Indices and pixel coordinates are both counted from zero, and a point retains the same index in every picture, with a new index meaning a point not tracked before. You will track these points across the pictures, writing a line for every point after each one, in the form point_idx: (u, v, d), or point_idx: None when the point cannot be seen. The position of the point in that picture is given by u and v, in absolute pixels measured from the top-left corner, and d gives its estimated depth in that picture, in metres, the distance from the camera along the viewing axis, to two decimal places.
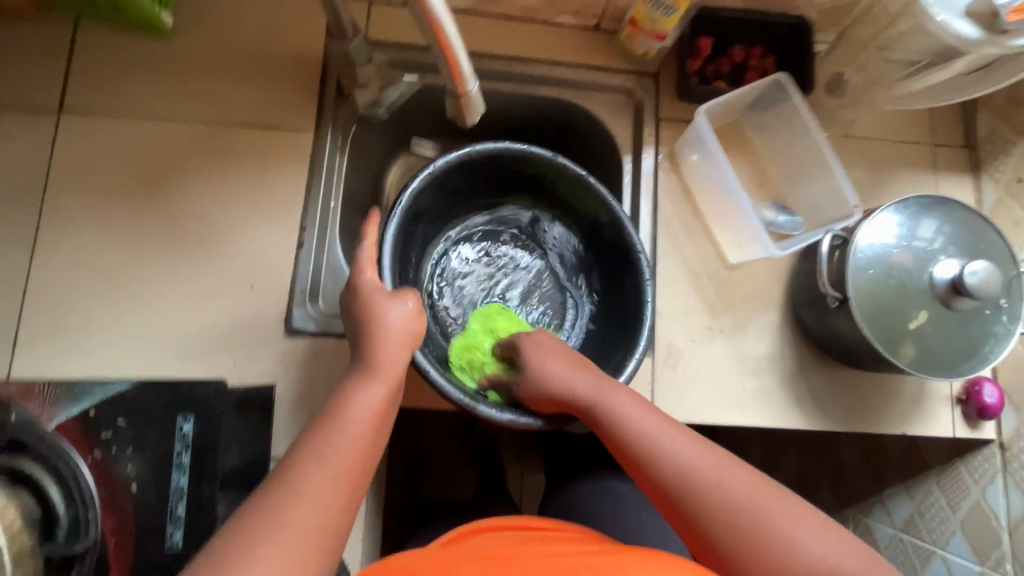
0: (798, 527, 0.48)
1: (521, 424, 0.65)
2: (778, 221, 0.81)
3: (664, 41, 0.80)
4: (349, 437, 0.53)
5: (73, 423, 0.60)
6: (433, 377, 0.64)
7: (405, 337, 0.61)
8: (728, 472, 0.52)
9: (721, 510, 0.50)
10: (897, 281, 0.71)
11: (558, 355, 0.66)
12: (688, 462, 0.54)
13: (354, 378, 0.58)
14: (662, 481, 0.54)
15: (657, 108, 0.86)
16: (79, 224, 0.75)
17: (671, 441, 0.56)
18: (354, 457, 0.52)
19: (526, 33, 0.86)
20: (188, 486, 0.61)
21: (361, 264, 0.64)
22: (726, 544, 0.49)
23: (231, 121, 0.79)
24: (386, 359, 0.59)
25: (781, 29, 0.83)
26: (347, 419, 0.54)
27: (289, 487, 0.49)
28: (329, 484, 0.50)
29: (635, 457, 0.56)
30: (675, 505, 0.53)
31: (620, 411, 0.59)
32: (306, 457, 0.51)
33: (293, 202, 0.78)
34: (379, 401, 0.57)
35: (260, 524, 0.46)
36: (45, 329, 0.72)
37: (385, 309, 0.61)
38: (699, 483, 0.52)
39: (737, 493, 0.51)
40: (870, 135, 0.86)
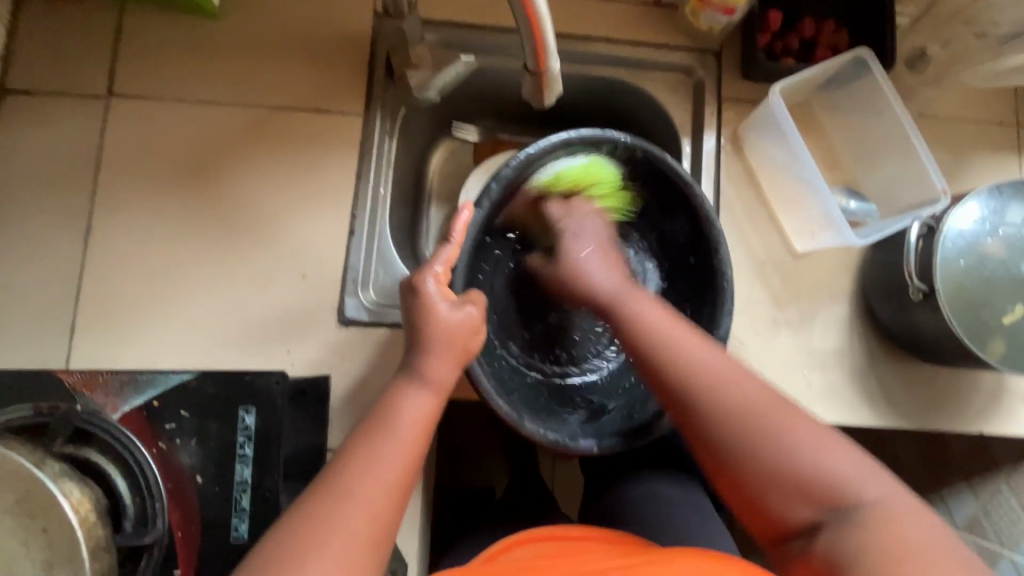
0: (823, 448, 0.49)
1: (562, 445, 0.63)
2: (851, 208, 0.76)
3: (733, 14, 0.75)
4: (400, 443, 0.52)
5: (136, 413, 0.60)
6: (481, 387, 0.62)
7: (459, 336, 0.59)
8: (747, 373, 0.54)
9: (741, 415, 0.51)
10: (987, 272, 0.66)
11: (603, 249, 0.68)
12: (717, 367, 0.54)
13: (403, 383, 0.57)
14: (676, 374, 0.55)
15: (720, 88, 0.81)
16: (131, 211, 0.73)
17: (695, 349, 0.56)
18: (404, 465, 0.51)
19: (580, 9, 0.82)
20: (252, 478, 0.60)
21: (431, 263, 0.61)
22: (733, 437, 0.51)
23: (280, 104, 0.77)
24: (438, 365, 0.57)
25: (858, 1, 0.78)
26: (398, 426, 0.53)
27: (338, 494, 0.48)
28: (381, 492, 0.49)
29: (658, 363, 0.56)
30: (683, 402, 0.54)
31: (633, 311, 0.60)
32: (354, 464, 0.50)
33: (344, 189, 0.76)
34: (427, 408, 0.55)
35: (309, 531, 0.45)
36: (99, 317, 0.71)
37: (443, 314, 0.59)
38: (717, 386, 0.53)
39: (761, 397, 0.52)
40: (951, 114, 0.80)
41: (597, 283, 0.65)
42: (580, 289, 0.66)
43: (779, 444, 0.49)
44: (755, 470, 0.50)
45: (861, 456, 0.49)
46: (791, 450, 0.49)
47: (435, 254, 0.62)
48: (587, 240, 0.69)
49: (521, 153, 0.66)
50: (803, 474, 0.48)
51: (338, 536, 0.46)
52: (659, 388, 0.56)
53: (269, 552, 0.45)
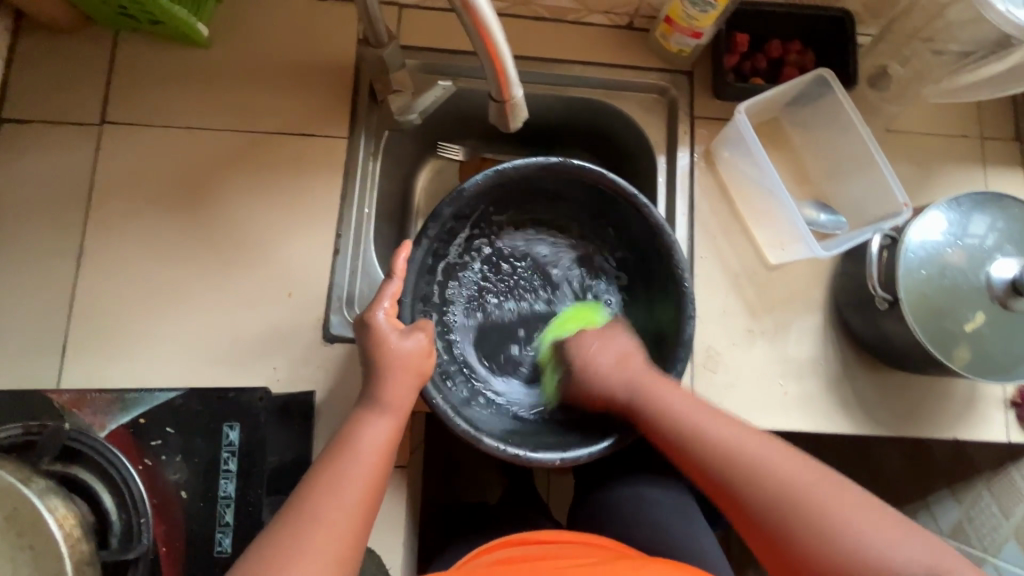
0: (862, 521, 0.50)
1: (523, 459, 0.64)
2: (820, 220, 0.79)
3: (700, 38, 0.78)
4: (360, 472, 0.53)
5: (123, 430, 0.61)
6: (440, 410, 0.64)
7: (412, 365, 0.61)
8: (778, 450, 0.56)
9: (774, 494, 0.53)
10: (950, 280, 0.68)
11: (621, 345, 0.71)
12: (745, 445, 0.57)
13: (364, 411, 0.58)
14: (707, 463, 0.58)
15: (692, 106, 0.84)
16: (122, 234, 0.76)
17: (727, 431, 0.59)
18: (365, 490, 0.53)
19: (556, 34, 0.85)
20: (235, 492, 0.62)
21: (381, 296, 0.63)
22: (776, 520, 0.52)
23: (267, 129, 0.80)
24: (394, 393, 0.59)
25: (819, 22, 0.81)
26: (358, 454, 0.55)
27: (301, 523, 0.49)
28: (342, 518, 0.50)
29: (689, 455, 0.59)
30: (724, 484, 0.56)
31: (659, 404, 0.63)
32: (316, 493, 0.51)
33: (328, 209, 0.79)
34: (387, 434, 0.57)
35: (273, 561, 0.47)
36: (89, 338, 0.73)
37: (395, 344, 0.60)
38: (749, 466, 0.55)
39: (793, 478, 0.53)
40: (915, 129, 0.83)
41: (610, 378, 0.68)
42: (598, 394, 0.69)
43: (810, 522, 0.51)
44: (814, 560, 0.50)
45: (899, 523, 0.50)
46: (819, 527, 0.50)
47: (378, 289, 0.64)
48: (612, 344, 0.71)
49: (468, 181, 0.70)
50: (854, 554, 0.49)
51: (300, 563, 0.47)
52: (699, 477, 0.58)
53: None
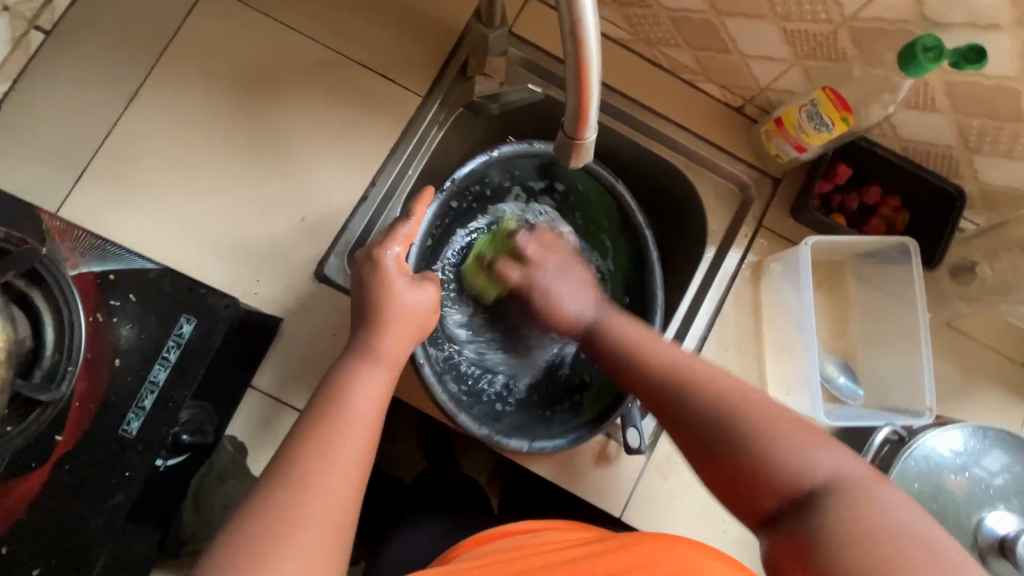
0: (780, 421, 0.48)
1: (494, 441, 0.67)
2: (837, 381, 0.75)
3: (803, 153, 0.73)
4: (355, 428, 0.51)
5: (90, 278, 0.59)
6: (423, 373, 0.66)
7: (410, 324, 0.60)
8: (670, 348, 0.56)
9: (688, 382, 0.52)
10: (939, 506, 0.63)
11: (578, 276, 0.69)
12: (644, 339, 0.58)
13: (354, 363, 0.56)
14: (638, 368, 0.56)
15: (763, 214, 0.80)
16: (178, 94, 0.76)
17: (622, 325, 0.61)
18: (360, 449, 0.51)
19: (664, 87, 0.81)
20: (164, 382, 0.61)
21: (394, 237, 0.62)
22: (672, 393, 0.52)
23: (352, 57, 0.78)
24: (390, 345, 0.58)
25: (930, 190, 0.74)
26: (349, 409, 0.52)
27: (295, 485, 0.47)
28: (340, 476, 0.49)
29: (630, 365, 0.57)
30: (661, 395, 0.53)
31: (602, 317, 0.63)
32: (308, 448, 0.49)
33: (375, 157, 0.78)
34: (380, 389, 0.55)
35: (268, 522, 0.45)
36: (107, 177, 0.73)
37: (401, 293, 0.60)
38: (652, 357, 0.56)
39: (713, 377, 0.51)
40: (979, 337, 0.77)
41: (572, 310, 0.65)
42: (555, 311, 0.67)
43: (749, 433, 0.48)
44: (738, 451, 0.48)
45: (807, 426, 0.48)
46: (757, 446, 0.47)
47: (383, 240, 0.62)
48: (565, 275, 0.69)
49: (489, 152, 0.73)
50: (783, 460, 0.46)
51: (305, 527, 0.46)
52: (632, 383, 0.56)
53: (233, 548, 0.44)
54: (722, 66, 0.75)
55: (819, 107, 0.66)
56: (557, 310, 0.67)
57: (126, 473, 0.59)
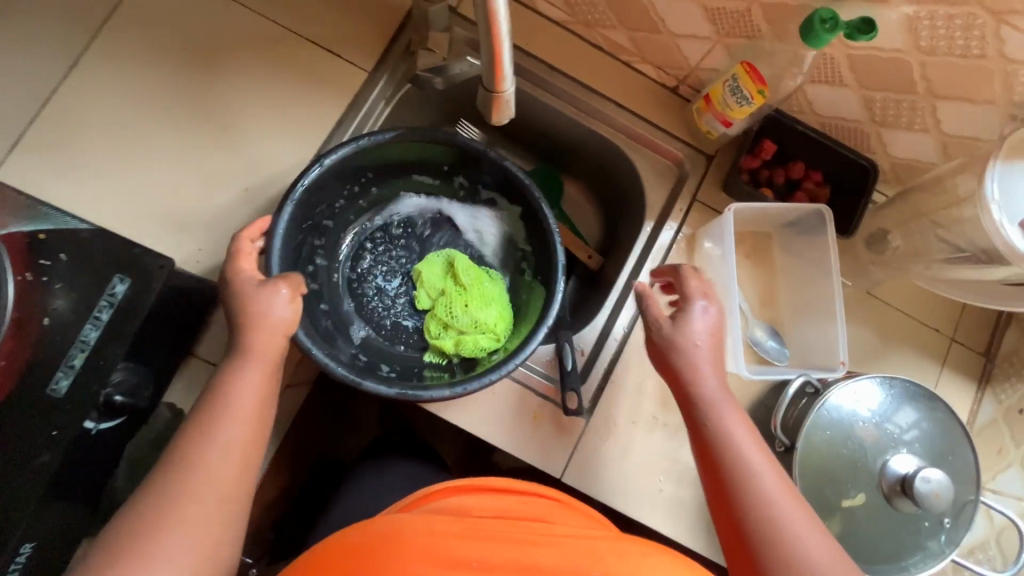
0: (814, 545, 0.50)
1: (411, 396, 0.66)
2: (765, 345, 0.79)
3: (729, 127, 0.78)
4: (236, 416, 0.55)
5: (20, 237, 0.59)
6: (315, 355, 0.66)
7: (279, 332, 0.61)
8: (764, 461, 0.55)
9: (763, 500, 0.52)
10: (848, 451, 0.67)
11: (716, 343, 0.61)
12: (745, 438, 0.56)
13: (229, 363, 0.58)
14: (725, 466, 0.55)
15: (697, 188, 0.85)
16: (119, 63, 0.75)
17: (731, 416, 0.58)
18: (243, 431, 0.55)
19: (603, 67, 0.85)
20: (95, 341, 0.60)
21: (238, 260, 0.63)
22: (749, 506, 0.52)
23: (298, 32, 0.80)
24: (259, 342, 0.59)
25: (845, 164, 0.78)
26: (230, 404, 0.56)
27: (182, 469, 0.52)
28: (223, 455, 0.53)
29: (723, 452, 0.56)
30: (729, 494, 0.54)
31: (714, 411, 0.58)
32: (194, 436, 0.53)
33: (320, 129, 0.79)
34: (258, 380, 0.58)
35: (155, 504, 0.49)
36: (41, 144, 0.72)
37: (267, 311, 0.60)
38: (746, 461, 0.55)
39: (777, 494, 0.53)
40: (894, 304, 0.82)
41: (703, 379, 0.60)
42: (673, 360, 0.61)
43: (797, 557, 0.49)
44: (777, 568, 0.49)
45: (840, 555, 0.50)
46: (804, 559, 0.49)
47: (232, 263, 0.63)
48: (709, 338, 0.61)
49: (350, 143, 0.72)
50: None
51: (193, 504, 0.50)
52: (715, 477, 0.55)
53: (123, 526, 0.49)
54: (654, 46, 0.79)
55: (738, 81, 0.71)
56: (692, 370, 0.60)
57: (53, 432, 0.58)
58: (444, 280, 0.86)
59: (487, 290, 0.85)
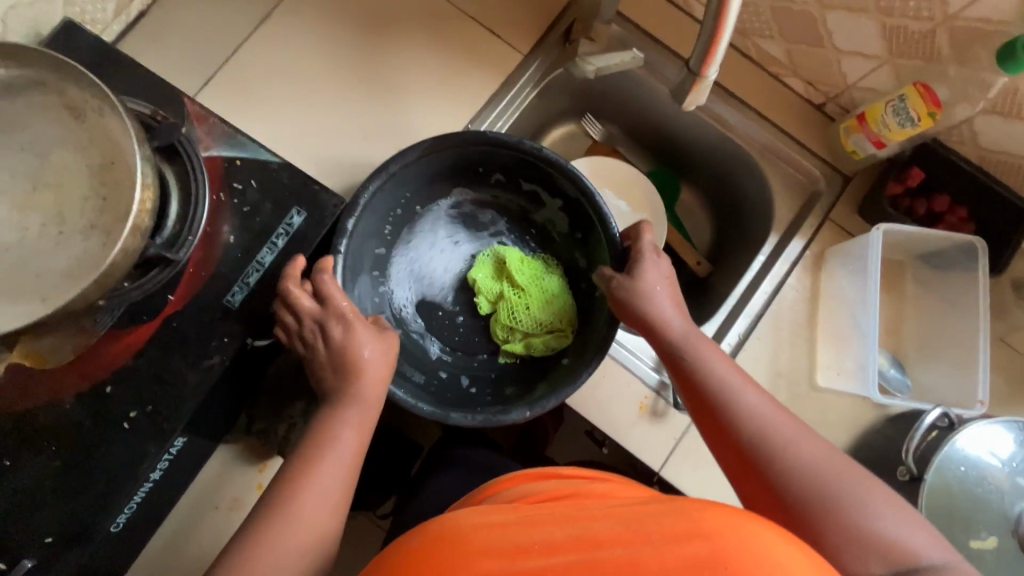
0: (827, 464, 0.51)
1: (495, 419, 0.65)
2: (888, 374, 0.78)
3: (881, 149, 0.77)
4: (335, 466, 0.56)
5: (220, 161, 0.66)
6: (400, 399, 0.65)
7: (378, 377, 0.61)
8: (757, 395, 0.57)
9: (763, 436, 0.54)
10: (980, 492, 0.65)
11: (669, 288, 0.66)
12: (730, 377, 0.58)
13: (331, 409, 0.60)
14: (722, 416, 0.57)
15: (831, 208, 0.84)
16: (304, 21, 0.82)
17: (714, 358, 0.60)
18: (339, 485, 0.56)
19: (748, 78, 0.86)
20: (269, 264, 0.66)
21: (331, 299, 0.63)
22: (758, 446, 0.54)
23: (466, 12, 0.85)
24: (367, 389, 0.61)
25: (1000, 202, 0.76)
26: (326, 451, 0.57)
27: (282, 512, 0.53)
28: (321, 504, 0.54)
29: (718, 404, 0.57)
30: (734, 443, 0.55)
31: (699, 354, 0.61)
32: (289, 480, 0.55)
33: (472, 103, 0.83)
34: (360, 434, 0.59)
35: (257, 549, 0.51)
36: (230, 85, 0.79)
37: (365, 356, 0.61)
38: (740, 403, 0.56)
39: (779, 426, 0.54)
40: None
41: (673, 326, 0.64)
42: (650, 322, 0.65)
43: (812, 482, 0.50)
44: (799, 499, 0.50)
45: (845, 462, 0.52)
46: (823, 484, 0.50)
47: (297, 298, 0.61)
48: (662, 286, 0.66)
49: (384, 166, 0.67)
50: (841, 508, 0.49)
51: (290, 551, 0.51)
52: (717, 432, 0.57)
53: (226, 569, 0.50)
54: (811, 61, 0.80)
55: (907, 102, 0.71)
56: (659, 319, 0.64)
57: (225, 339, 0.64)
58: (499, 282, 0.78)
59: (548, 283, 0.78)
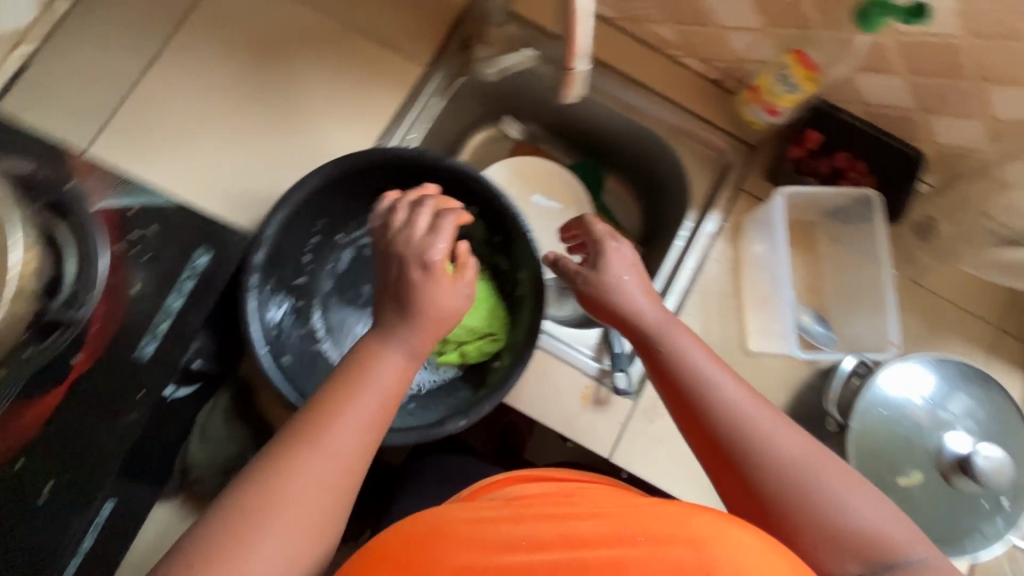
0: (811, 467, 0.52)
1: (429, 433, 0.65)
2: (812, 330, 0.81)
3: (774, 117, 0.80)
4: (346, 454, 0.50)
5: (115, 211, 0.63)
6: None
7: (445, 321, 0.57)
8: (739, 394, 0.57)
9: (749, 438, 0.54)
10: (901, 432, 0.68)
11: (639, 281, 0.66)
12: (712, 375, 0.58)
13: (374, 350, 0.55)
14: (704, 413, 0.56)
15: (742, 178, 0.87)
16: (195, 58, 0.80)
17: (692, 352, 0.60)
18: (356, 451, 0.51)
19: (647, 62, 0.88)
20: (179, 309, 0.64)
21: (416, 230, 0.59)
22: (740, 445, 0.54)
23: (361, 30, 0.84)
24: (424, 340, 0.56)
25: (892, 153, 0.80)
26: (333, 437, 0.50)
27: (279, 479, 0.48)
28: (336, 469, 0.50)
29: (699, 401, 0.57)
30: (715, 440, 0.56)
31: (677, 348, 0.61)
32: (306, 439, 0.50)
33: (380, 120, 0.83)
34: (394, 379, 0.54)
35: (244, 525, 0.46)
36: (125, 132, 0.77)
37: (445, 297, 0.57)
38: (724, 402, 0.56)
39: (764, 428, 0.54)
40: (940, 292, 0.83)
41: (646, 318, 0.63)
42: (625, 315, 0.64)
43: (791, 482, 0.51)
44: (778, 499, 0.51)
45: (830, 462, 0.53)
46: (802, 485, 0.51)
47: (408, 218, 0.60)
48: (633, 279, 0.66)
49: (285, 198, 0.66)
50: (818, 506, 0.50)
51: (282, 523, 0.47)
52: (699, 429, 0.57)
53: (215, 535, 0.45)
54: (701, 41, 0.82)
55: (788, 71, 0.74)
56: (633, 313, 0.64)
57: (142, 392, 0.62)
58: None
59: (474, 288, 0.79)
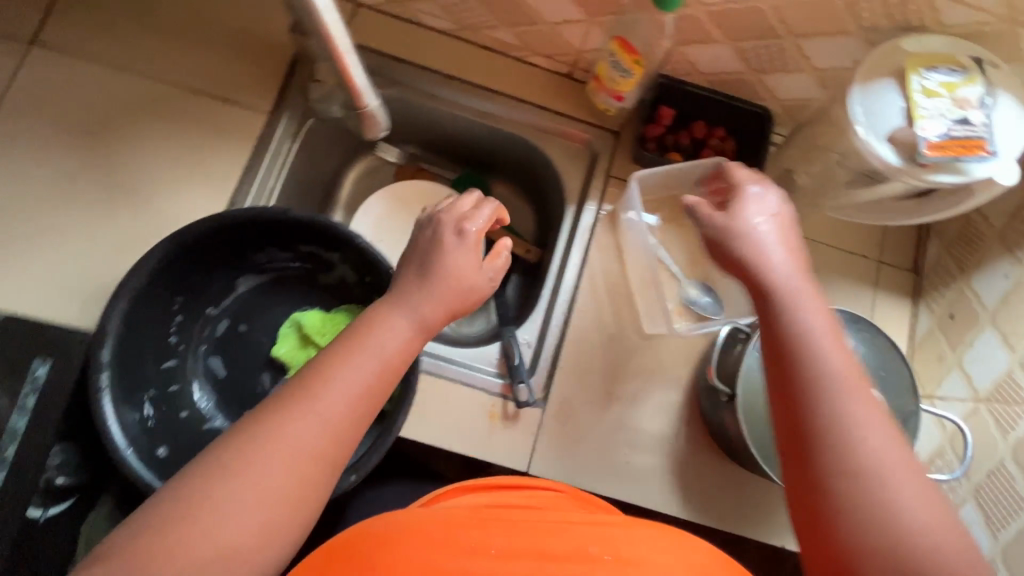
0: (908, 484, 0.45)
1: None
2: (699, 302, 0.82)
3: (623, 102, 0.80)
4: (325, 426, 0.47)
5: None
6: None
7: (467, 292, 0.59)
8: (868, 400, 0.48)
9: (849, 443, 0.46)
10: None
11: (791, 245, 0.57)
12: (845, 366, 0.50)
13: (388, 311, 0.55)
14: (806, 405, 0.49)
15: (611, 164, 0.86)
16: (11, 150, 0.75)
17: (816, 321, 0.52)
18: (343, 417, 0.48)
19: (495, 66, 0.87)
20: (25, 428, 0.58)
21: (453, 210, 0.62)
22: (823, 438, 0.47)
23: (193, 88, 0.81)
24: (433, 310, 0.56)
25: (743, 114, 0.81)
26: (334, 392, 0.48)
27: (250, 451, 0.44)
28: (314, 431, 0.46)
29: (801, 383, 0.49)
30: (803, 427, 0.48)
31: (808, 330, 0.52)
32: (282, 407, 0.47)
33: (229, 177, 0.79)
34: (400, 343, 0.53)
35: (203, 481, 0.43)
36: None
37: (468, 270, 0.59)
38: (841, 403, 0.48)
39: (872, 440, 0.47)
40: (815, 238, 0.85)
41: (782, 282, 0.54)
42: (745, 268, 0.56)
43: (880, 497, 0.45)
44: (857, 511, 0.45)
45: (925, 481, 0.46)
46: (882, 492, 0.45)
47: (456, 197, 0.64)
48: (773, 242, 0.56)
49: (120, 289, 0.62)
50: (896, 516, 0.44)
51: (244, 483, 0.43)
52: (790, 414, 0.49)
53: (171, 499, 0.42)
54: (538, 38, 0.82)
55: (617, 56, 0.74)
56: (764, 281, 0.54)
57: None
58: (307, 349, 0.76)
59: None
